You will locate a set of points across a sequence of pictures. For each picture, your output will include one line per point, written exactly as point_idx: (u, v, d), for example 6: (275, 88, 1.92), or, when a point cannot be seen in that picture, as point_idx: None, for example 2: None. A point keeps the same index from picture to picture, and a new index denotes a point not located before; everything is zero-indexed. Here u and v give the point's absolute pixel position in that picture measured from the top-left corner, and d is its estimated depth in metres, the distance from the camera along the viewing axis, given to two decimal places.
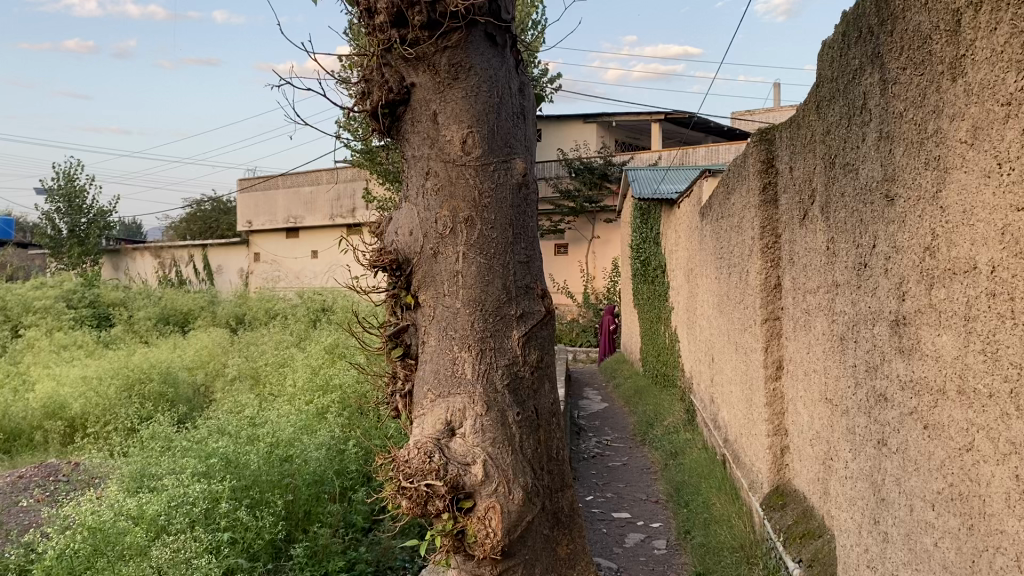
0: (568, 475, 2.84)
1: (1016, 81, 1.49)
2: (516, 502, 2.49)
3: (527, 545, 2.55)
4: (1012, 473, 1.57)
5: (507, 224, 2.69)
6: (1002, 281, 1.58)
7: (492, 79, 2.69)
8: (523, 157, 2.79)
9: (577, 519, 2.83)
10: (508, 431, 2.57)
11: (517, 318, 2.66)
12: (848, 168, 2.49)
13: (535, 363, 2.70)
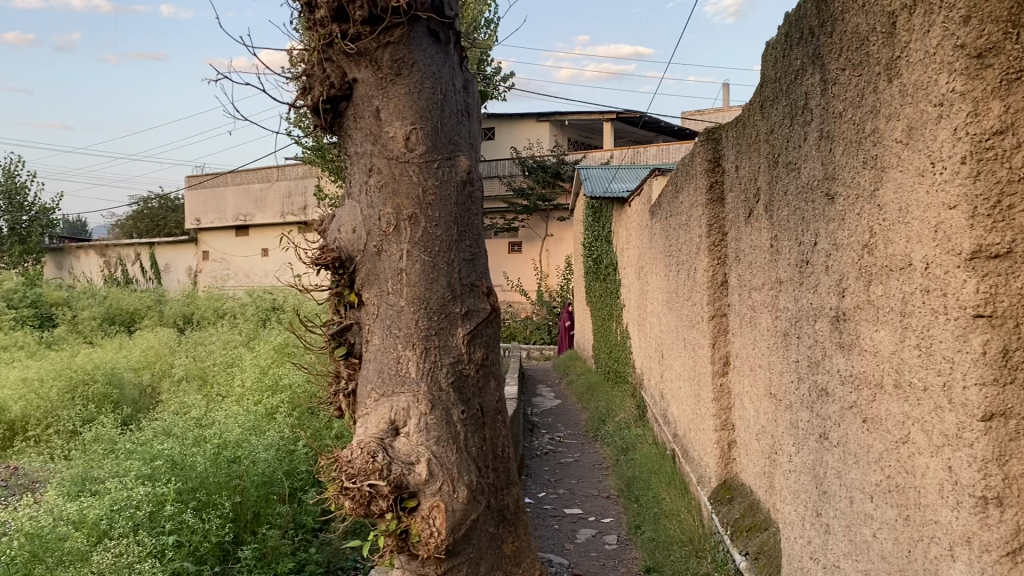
0: (513, 473, 2.85)
1: (948, 82, 1.53)
2: (461, 501, 2.49)
3: (472, 544, 2.56)
4: (945, 465, 1.62)
5: (452, 221, 2.70)
6: (936, 278, 1.62)
7: (435, 76, 2.68)
8: (468, 154, 2.79)
9: (524, 516, 2.84)
10: (453, 430, 2.58)
11: (461, 315, 2.67)
12: (791, 167, 2.53)
13: (480, 361, 2.71)
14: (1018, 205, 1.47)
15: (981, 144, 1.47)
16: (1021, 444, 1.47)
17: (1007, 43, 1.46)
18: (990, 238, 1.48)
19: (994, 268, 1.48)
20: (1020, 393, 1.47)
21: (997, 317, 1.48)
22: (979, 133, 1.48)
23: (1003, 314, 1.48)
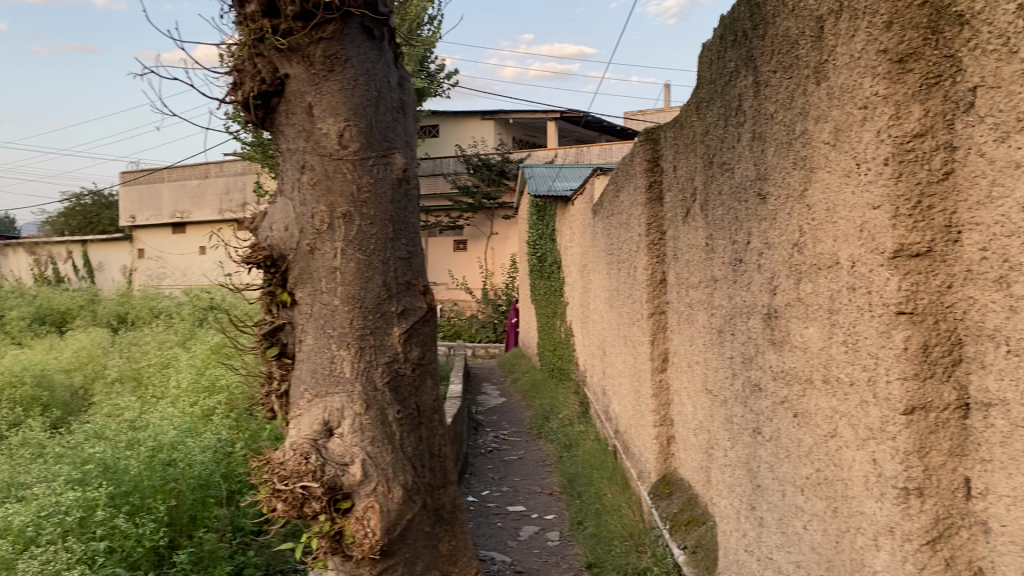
0: (451, 472, 2.85)
1: (872, 86, 1.59)
2: (396, 501, 2.50)
3: (406, 543, 2.57)
4: (870, 457, 1.68)
5: (388, 219, 2.68)
6: (861, 276, 1.68)
7: (369, 73, 2.67)
8: (404, 152, 2.77)
9: (460, 515, 2.84)
10: (387, 430, 2.58)
11: (397, 314, 2.66)
12: (725, 167, 2.58)
13: (416, 360, 2.70)
14: (937, 206, 1.52)
15: (902, 146, 1.52)
16: (940, 436, 1.53)
17: (927, 49, 1.50)
18: (910, 238, 1.53)
19: (915, 266, 1.54)
20: (939, 387, 1.53)
21: (917, 314, 1.54)
22: (901, 135, 1.53)
23: (923, 310, 1.54)
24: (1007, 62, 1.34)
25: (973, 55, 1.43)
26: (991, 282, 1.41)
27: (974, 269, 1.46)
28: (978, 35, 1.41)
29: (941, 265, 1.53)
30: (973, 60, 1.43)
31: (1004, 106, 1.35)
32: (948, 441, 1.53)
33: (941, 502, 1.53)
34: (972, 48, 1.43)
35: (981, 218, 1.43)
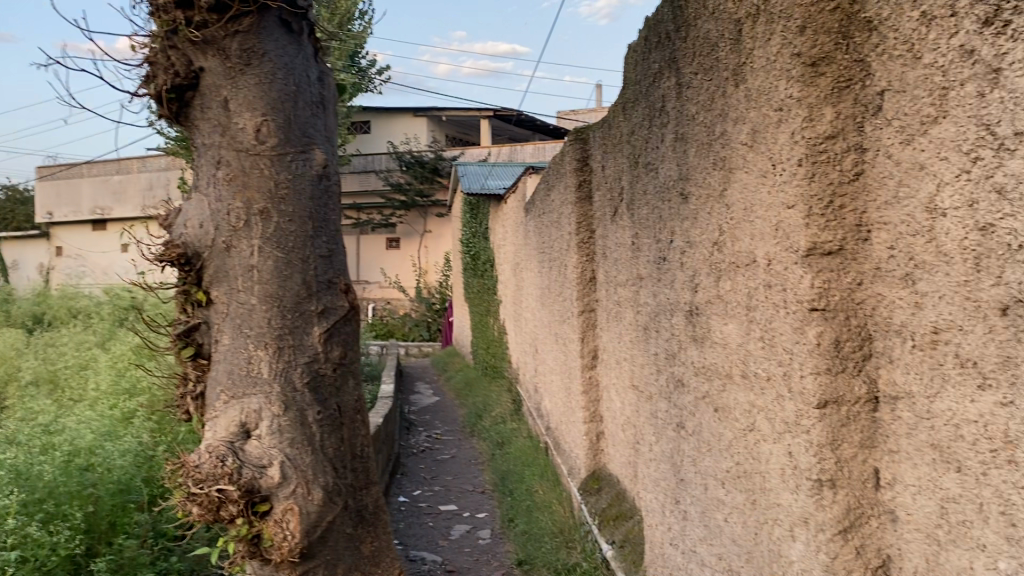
0: (373, 472, 2.82)
1: (787, 89, 1.63)
2: (316, 503, 2.49)
3: (327, 545, 2.55)
4: (786, 450, 1.74)
5: (307, 216, 2.64)
6: (777, 273, 1.73)
7: (287, 67, 2.64)
8: (324, 148, 2.73)
9: (384, 516, 2.82)
10: (307, 431, 2.54)
11: (317, 313, 2.62)
12: (649, 167, 2.61)
13: (338, 359, 2.66)
14: (849, 206, 1.57)
15: (815, 147, 1.57)
16: (851, 428, 1.59)
17: (839, 53, 1.55)
18: (822, 236, 1.59)
19: (827, 264, 1.59)
20: (851, 380, 1.58)
21: (830, 310, 1.59)
22: (814, 136, 1.58)
23: (835, 307, 1.59)
24: (910, 66, 1.39)
25: (881, 60, 1.47)
26: (897, 279, 1.47)
27: (883, 267, 1.51)
28: (885, 41, 1.46)
29: (853, 262, 1.58)
30: (880, 64, 1.47)
31: (909, 109, 1.40)
32: (859, 434, 1.58)
33: (852, 493, 1.59)
34: (879, 52, 1.47)
35: (888, 218, 1.48)
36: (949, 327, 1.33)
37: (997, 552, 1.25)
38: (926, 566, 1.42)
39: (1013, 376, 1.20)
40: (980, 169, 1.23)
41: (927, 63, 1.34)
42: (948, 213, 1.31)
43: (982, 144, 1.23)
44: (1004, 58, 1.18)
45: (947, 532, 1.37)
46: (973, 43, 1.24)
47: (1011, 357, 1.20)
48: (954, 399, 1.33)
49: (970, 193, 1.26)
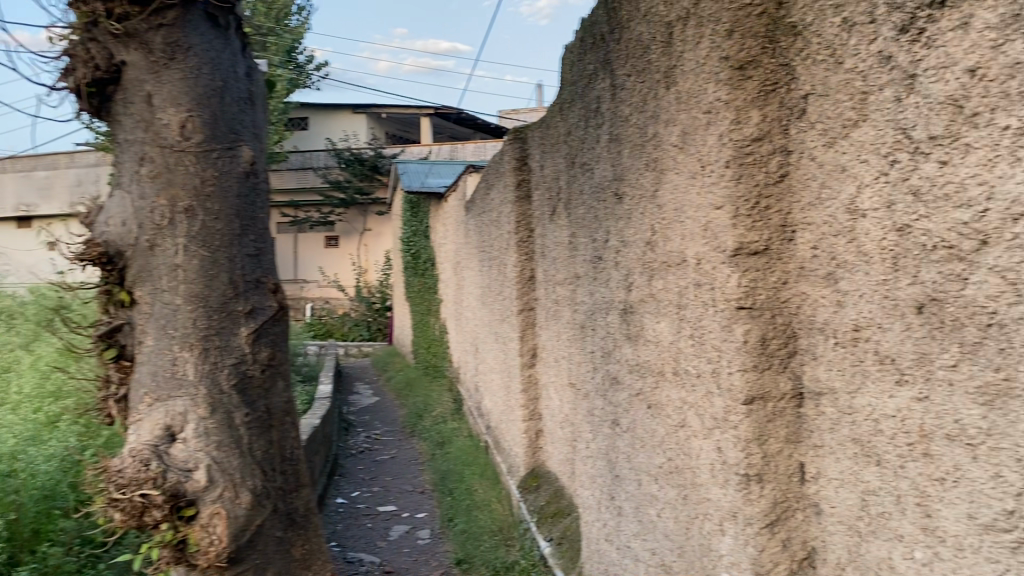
0: (303, 475, 2.78)
1: (715, 92, 1.66)
2: (244, 506, 2.45)
3: (256, 550, 2.51)
4: (715, 446, 1.77)
5: (234, 214, 2.60)
6: (705, 273, 1.76)
7: (214, 62, 2.60)
8: (252, 145, 2.70)
9: (314, 518, 2.78)
10: (235, 433, 2.50)
11: (245, 314, 2.58)
12: (586, 167, 2.63)
13: (266, 361, 2.63)
14: (774, 207, 1.61)
15: (742, 149, 1.61)
16: (777, 424, 1.63)
17: (765, 57, 1.58)
18: (749, 236, 1.62)
19: (754, 263, 1.63)
20: (776, 377, 1.62)
21: (756, 309, 1.63)
22: (741, 139, 1.61)
23: (761, 306, 1.63)
24: (832, 71, 1.43)
25: (805, 64, 1.51)
26: (820, 279, 1.51)
27: (806, 266, 1.55)
28: (809, 46, 1.49)
29: (778, 262, 1.62)
30: (805, 68, 1.51)
31: (831, 112, 1.44)
32: (785, 429, 1.62)
33: (779, 487, 1.62)
34: (804, 57, 1.51)
35: (811, 218, 1.52)
36: (869, 324, 1.37)
37: (914, 541, 1.30)
38: (849, 557, 1.47)
39: (928, 372, 1.25)
40: (897, 172, 1.27)
41: (848, 68, 1.38)
42: (868, 214, 1.35)
43: (899, 147, 1.27)
44: (919, 64, 1.22)
45: (867, 523, 1.41)
46: (890, 49, 1.28)
47: (926, 353, 1.25)
48: (874, 395, 1.37)
49: (889, 194, 1.30)
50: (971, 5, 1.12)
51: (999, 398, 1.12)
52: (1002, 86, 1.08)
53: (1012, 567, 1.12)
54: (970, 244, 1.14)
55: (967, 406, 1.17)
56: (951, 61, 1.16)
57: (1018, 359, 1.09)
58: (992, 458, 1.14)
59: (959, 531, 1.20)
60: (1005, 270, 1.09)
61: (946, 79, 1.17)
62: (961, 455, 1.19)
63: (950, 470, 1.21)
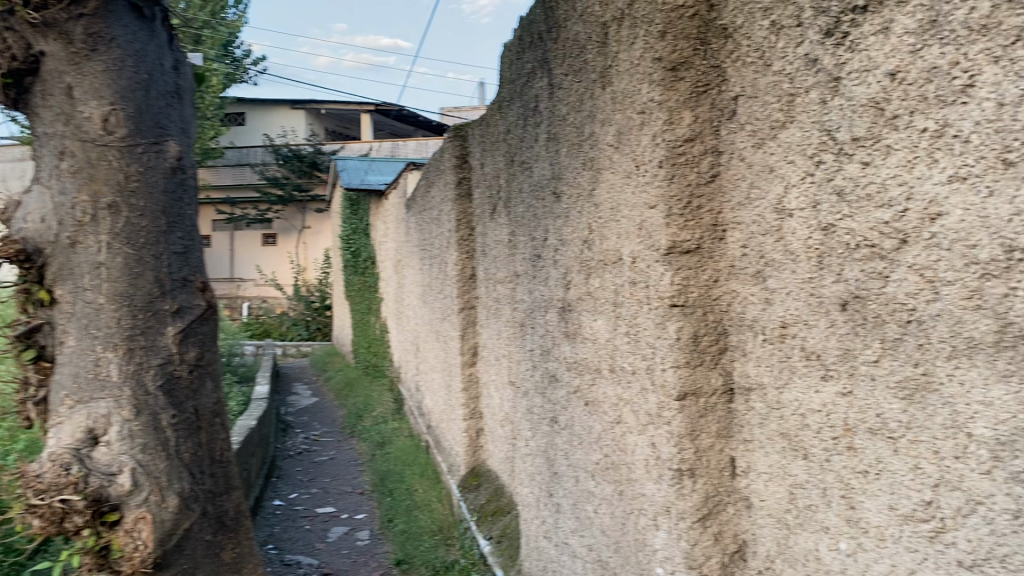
0: (234, 477, 2.73)
1: (648, 93, 1.68)
2: (170, 510, 2.40)
3: (184, 554, 2.45)
4: (649, 441, 1.79)
5: (160, 211, 2.54)
6: (640, 271, 1.78)
7: (138, 54, 2.54)
8: (178, 140, 2.65)
9: (246, 521, 2.74)
10: (161, 436, 2.44)
11: (171, 313, 2.53)
12: (524, 166, 2.64)
13: (194, 361, 2.57)
14: (705, 206, 1.64)
15: (675, 149, 1.63)
16: (709, 419, 1.66)
17: (697, 58, 1.61)
18: (681, 236, 1.65)
19: (686, 262, 1.65)
20: (708, 373, 1.65)
21: (688, 306, 1.65)
22: (673, 139, 1.63)
23: (693, 303, 1.66)
24: (762, 74, 1.45)
25: (736, 66, 1.53)
26: (750, 277, 1.54)
27: (736, 265, 1.58)
28: (739, 48, 1.52)
29: (709, 260, 1.65)
30: (735, 70, 1.54)
31: (760, 114, 1.47)
32: (716, 424, 1.65)
33: (710, 481, 1.66)
34: (734, 59, 1.54)
35: (741, 218, 1.55)
36: (796, 321, 1.41)
37: (839, 533, 1.34)
38: (778, 548, 1.51)
39: (851, 368, 1.28)
40: (823, 172, 1.31)
41: (776, 70, 1.41)
42: (795, 214, 1.38)
43: (824, 149, 1.30)
44: (843, 67, 1.25)
45: (795, 516, 1.45)
46: (816, 52, 1.31)
47: (849, 349, 1.28)
48: (800, 390, 1.41)
49: (814, 195, 1.33)
50: (891, 10, 1.15)
51: (917, 392, 1.16)
52: (919, 90, 1.11)
53: (929, 555, 1.16)
54: (891, 243, 1.18)
55: (887, 400, 1.21)
56: (873, 64, 1.19)
57: (935, 355, 1.12)
58: (911, 450, 1.17)
59: (881, 522, 1.24)
60: (923, 269, 1.13)
61: (868, 82, 1.20)
62: (882, 448, 1.23)
63: (871, 463, 1.25)
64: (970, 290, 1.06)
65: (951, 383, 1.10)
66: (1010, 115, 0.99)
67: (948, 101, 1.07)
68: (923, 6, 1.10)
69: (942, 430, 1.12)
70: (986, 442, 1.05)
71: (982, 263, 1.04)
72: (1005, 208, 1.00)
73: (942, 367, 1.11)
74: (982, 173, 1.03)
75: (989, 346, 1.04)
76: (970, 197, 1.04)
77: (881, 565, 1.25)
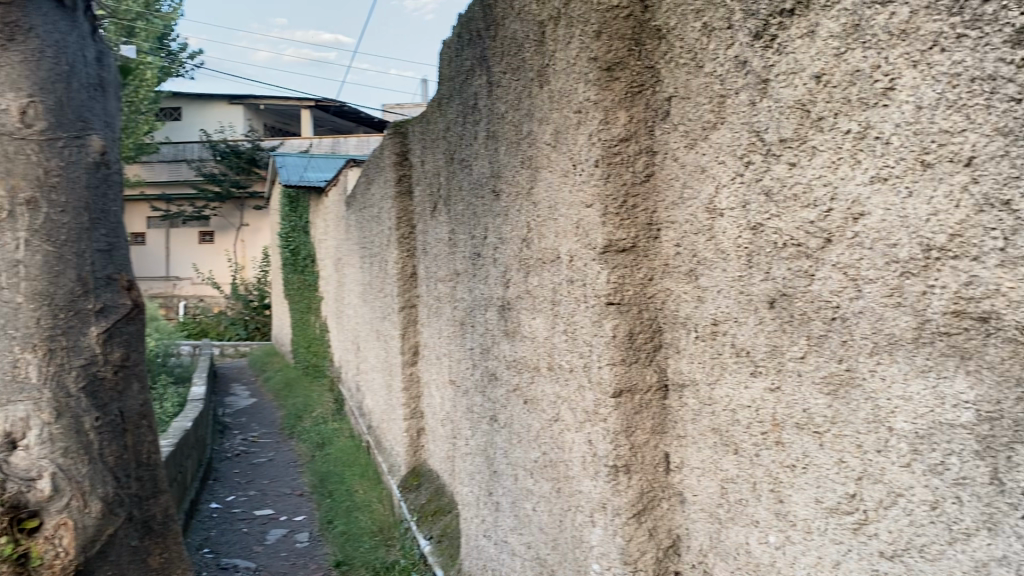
0: (162, 480, 2.67)
1: (584, 92, 1.68)
2: (93, 515, 2.35)
3: (109, 561, 2.40)
4: (585, 438, 1.80)
5: (83, 207, 2.46)
6: (577, 269, 1.78)
7: (59, 45, 2.46)
8: (102, 134, 2.58)
9: (175, 526, 2.67)
10: (83, 439, 2.37)
11: (95, 312, 2.46)
12: (464, 163, 2.63)
13: (119, 362, 2.51)
14: (640, 205, 1.65)
15: (610, 148, 1.63)
16: (644, 415, 1.67)
17: (632, 59, 1.62)
18: (617, 234, 1.65)
19: (622, 260, 1.66)
20: (643, 370, 1.67)
21: (624, 304, 1.66)
22: (609, 139, 1.64)
23: (629, 301, 1.67)
24: (694, 75, 1.47)
25: (669, 67, 1.55)
26: (683, 275, 1.56)
27: (670, 263, 1.60)
28: (673, 49, 1.54)
29: (644, 259, 1.66)
30: (669, 71, 1.56)
31: (693, 114, 1.49)
32: (651, 420, 1.68)
33: (645, 476, 1.68)
34: (668, 60, 1.56)
35: (674, 217, 1.57)
36: (726, 318, 1.43)
37: (768, 526, 1.37)
38: (710, 542, 1.54)
39: (779, 364, 1.31)
40: (752, 173, 1.33)
41: (708, 72, 1.43)
42: (725, 213, 1.41)
43: (753, 150, 1.32)
44: (772, 69, 1.27)
45: (727, 510, 1.48)
46: (746, 54, 1.33)
47: (777, 346, 1.31)
48: (731, 386, 1.43)
49: (743, 195, 1.35)
50: (817, 14, 1.17)
51: (841, 387, 1.19)
52: (843, 92, 1.14)
53: (853, 547, 1.19)
54: (816, 242, 1.20)
55: (813, 395, 1.24)
56: (800, 67, 1.21)
57: (858, 351, 1.16)
58: (836, 444, 1.20)
59: (808, 515, 1.27)
60: (847, 267, 1.15)
61: (795, 84, 1.22)
62: (809, 443, 1.26)
63: (799, 457, 1.28)
64: (891, 287, 1.09)
65: (874, 378, 1.13)
66: (927, 118, 1.01)
67: (870, 104, 1.09)
68: (847, 11, 1.12)
69: (865, 424, 1.15)
70: (906, 436, 1.08)
71: (902, 261, 1.07)
72: (923, 208, 1.03)
73: (865, 363, 1.14)
74: (901, 174, 1.05)
75: (909, 342, 1.07)
76: (891, 197, 1.07)
77: (807, 557, 1.28)
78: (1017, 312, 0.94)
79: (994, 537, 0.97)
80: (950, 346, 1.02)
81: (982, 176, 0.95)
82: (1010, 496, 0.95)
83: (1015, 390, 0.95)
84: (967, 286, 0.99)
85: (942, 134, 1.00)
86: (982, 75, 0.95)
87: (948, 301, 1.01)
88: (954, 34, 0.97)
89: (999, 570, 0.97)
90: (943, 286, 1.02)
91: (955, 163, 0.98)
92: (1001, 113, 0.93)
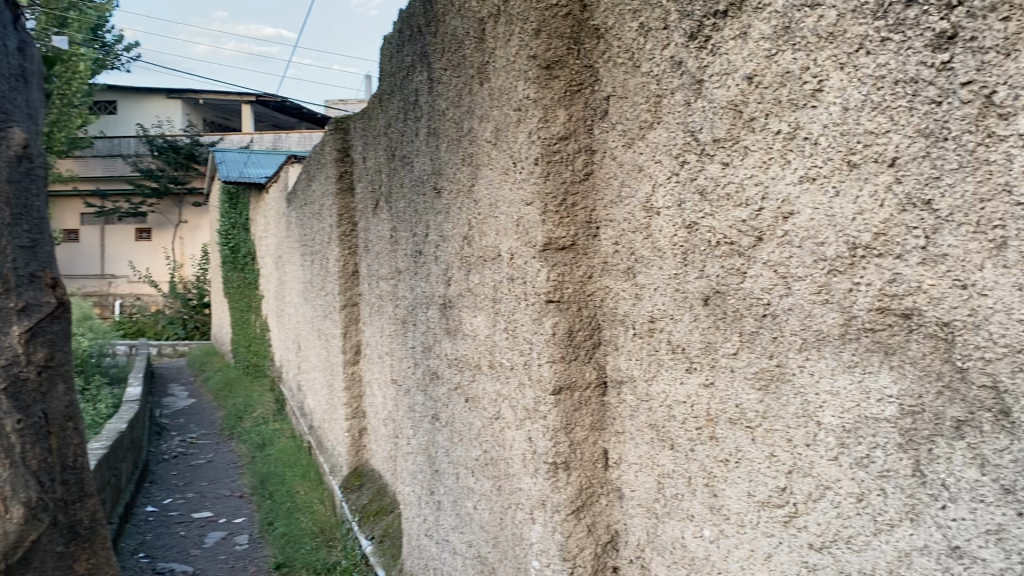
0: (90, 484, 2.59)
1: (524, 90, 1.68)
2: (15, 521, 2.26)
3: (32, 567, 2.33)
4: (526, 436, 1.80)
5: (4, 202, 2.38)
6: (518, 267, 1.78)
7: None
8: (24, 127, 2.49)
9: (103, 531, 2.60)
10: (5, 442, 2.28)
11: (17, 311, 2.38)
12: (405, 160, 2.61)
13: (43, 362, 2.43)
14: (580, 203, 1.66)
15: (549, 147, 1.64)
16: (583, 412, 1.68)
17: (570, 58, 1.63)
18: (557, 232, 1.66)
19: (561, 258, 1.66)
20: (582, 367, 1.68)
21: (564, 302, 1.67)
22: (548, 137, 1.64)
23: (569, 298, 1.67)
24: (631, 74, 1.49)
25: (608, 66, 1.57)
26: (621, 273, 1.57)
27: (609, 261, 1.61)
28: (611, 48, 1.55)
29: (584, 257, 1.67)
30: (607, 70, 1.57)
31: (630, 114, 1.50)
32: (590, 417, 1.69)
33: (584, 473, 1.69)
34: (606, 60, 1.57)
35: (613, 215, 1.58)
36: (663, 316, 1.45)
37: (703, 520, 1.39)
38: (648, 537, 1.56)
39: (713, 360, 1.33)
40: (686, 172, 1.35)
41: (645, 72, 1.44)
42: (662, 212, 1.42)
43: (688, 149, 1.34)
44: (706, 70, 1.29)
45: (663, 505, 1.49)
46: (681, 55, 1.35)
47: (711, 342, 1.33)
48: (667, 382, 1.45)
49: (679, 194, 1.37)
50: (750, 16, 1.19)
51: (772, 382, 1.21)
52: (774, 93, 1.16)
53: (783, 539, 1.22)
54: (748, 240, 1.23)
55: (746, 391, 1.26)
56: (733, 68, 1.23)
57: (788, 347, 1.18)
58: (768, 439, 1.23)
59: (741, 509, 1.30)
60: (778, 265, 1.18)
61: (728, 84, 1.24)
62: (741, 437, 1.28)
63: (732, 452, 1.30)
64: (819, 285, 1.11)
65: (803, 373, 1.16)
66: (854, 119, 1.04)
67: (800, 105, 1.11)
68: (778, 13, 1.14)
69: (795, 419, 1.17)
70: (833, 430, 1.11)
71: (829, 259, 1.09)
72: (849, 207, 1.05)
73: (794, 359, 1.17)
74: (829, 174, 1.08)
75: (836, 338, 1.10)
76: (819, 196, 1.10)
77: (741, 550, 1.31)
78: (937, 309, 0.96)
79: (916, 527, 1.00)
80: (875, 342, 1.05)
81: (904, 176, 0.98)
82: (931, 487, 0.98)
83: (936, 384, 0.97)
84: (890, 283, 1.01)
85: (867, 135, 1.02)
86: (905, 77, 0.97)
87: (872, 298, 1.04)
88: (878, 37, 1.00)
89: (920, 559, 1.00)
90: (868, 284, 1.04)
91: (880, 163, 1.01)
92: (922, 114, 0.95)
